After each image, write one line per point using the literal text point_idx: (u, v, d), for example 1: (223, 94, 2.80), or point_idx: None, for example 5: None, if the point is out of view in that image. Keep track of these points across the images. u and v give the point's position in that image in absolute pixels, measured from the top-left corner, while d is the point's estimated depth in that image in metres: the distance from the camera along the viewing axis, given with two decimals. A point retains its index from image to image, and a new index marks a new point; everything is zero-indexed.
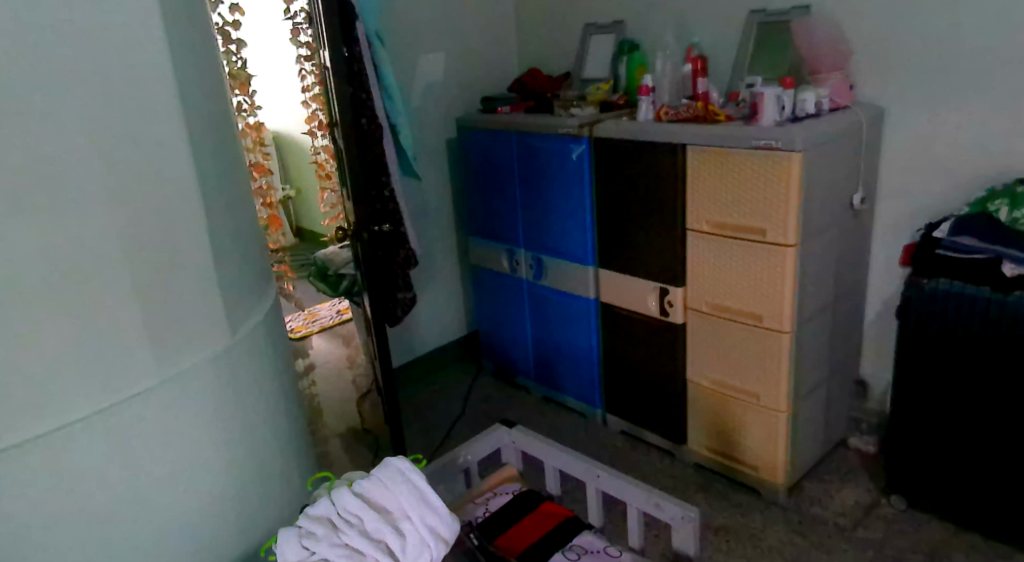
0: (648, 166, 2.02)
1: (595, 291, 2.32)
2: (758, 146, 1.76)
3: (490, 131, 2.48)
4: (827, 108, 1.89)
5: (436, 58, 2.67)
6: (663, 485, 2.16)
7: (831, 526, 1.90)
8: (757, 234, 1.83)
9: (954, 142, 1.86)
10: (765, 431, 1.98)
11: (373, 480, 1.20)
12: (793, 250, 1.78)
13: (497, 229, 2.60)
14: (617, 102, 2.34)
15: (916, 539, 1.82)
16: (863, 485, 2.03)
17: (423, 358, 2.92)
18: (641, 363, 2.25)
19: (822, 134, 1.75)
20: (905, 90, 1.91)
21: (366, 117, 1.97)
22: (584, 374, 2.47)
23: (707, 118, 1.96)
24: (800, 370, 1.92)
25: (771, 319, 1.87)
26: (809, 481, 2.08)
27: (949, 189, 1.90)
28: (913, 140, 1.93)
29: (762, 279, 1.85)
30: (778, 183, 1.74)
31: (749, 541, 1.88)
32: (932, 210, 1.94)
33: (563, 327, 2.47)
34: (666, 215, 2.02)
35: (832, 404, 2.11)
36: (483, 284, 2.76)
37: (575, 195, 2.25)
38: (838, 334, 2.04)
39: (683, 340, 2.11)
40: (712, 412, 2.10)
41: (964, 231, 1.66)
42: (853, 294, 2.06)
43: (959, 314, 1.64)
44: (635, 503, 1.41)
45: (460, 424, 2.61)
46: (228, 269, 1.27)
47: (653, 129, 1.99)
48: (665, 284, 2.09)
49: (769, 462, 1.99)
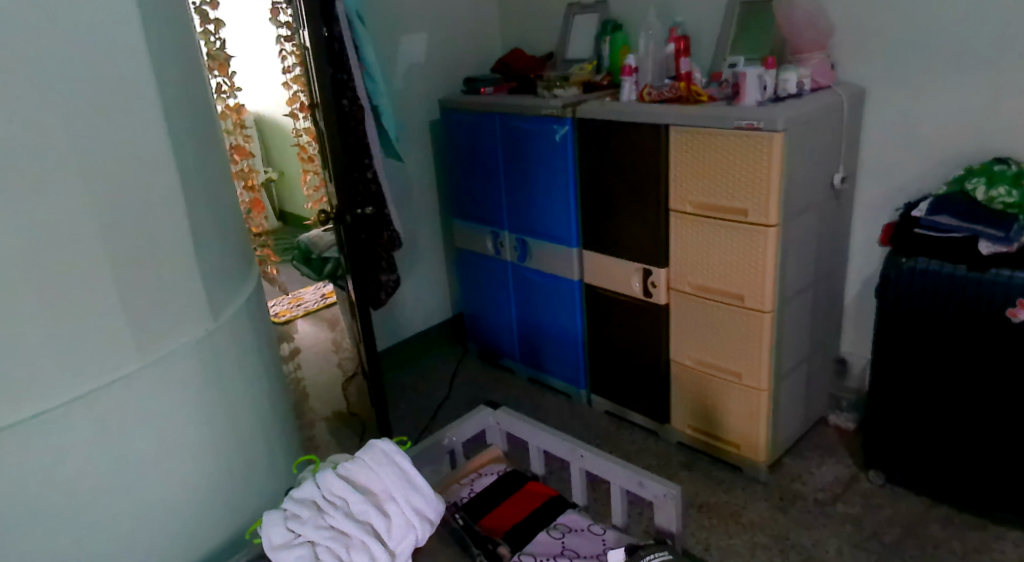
0: (632, 147, 2.02)
1: (580, 273, 2.33)
2: (740, 126, 1.77)
3: (473, 112, 2.46)
4: (808, 88, 1.90)
5: (418, 37, 2.64)
6: (647, 463, 2.19)
7: (811, 501, 1.93)
8: (739, 214, 1.84)
9: (935, 121, 1.87)
10: (747, 409, 2.00)
11: (358, 463, 1.20)
12: (773, 230, 1.79)
13: (481, 211, 2.59)
14: (600, 82, 2.35)
15: (893, 513, 1.86)
16: (842, 461, 2.07)
17: (408, 340, 2.92)
18: (626, 343, 2.26)
19: (804, 114, 1.75)
20: (885, 71, 1.92)
21: (347, 99, 1.95)
22: (568, 355, 2.48)
23: (689, 99, 1.97)
24: (780, 349, 1.94)
25: (753, 299, 1.88)
26: (790, 458, 2.11)
27: (927, 168, 1.92)
28: (892, 120, 1.95)
29: (745, 260, 1.87)
30: (759, 163, 1.75)
31: (730, 518, 1.91)
32: (910, 189, 1.96)
33: (547, 309, 2.48)
34: (650, 196, 2.03)
35: (813, 382, 2.13)
36: (467, 266, 2.76)
37: (558, 177, 2.25)
38: (819, 312, 2.06)
39: (666, 321, 2.13)
40: (695, 391, 2.12)
41: (943, 210, 1.68)
42: (833, 273, 2.08)
43: (936, 292, 1.66)
44: (618, 481, 1.43)
45: (446, 406, 2.62)
46: (209, 253, 1.26)
47: (636, 109, 1.98)
48: (648, 265, 2.10)
49: (750, 440, 2.02)
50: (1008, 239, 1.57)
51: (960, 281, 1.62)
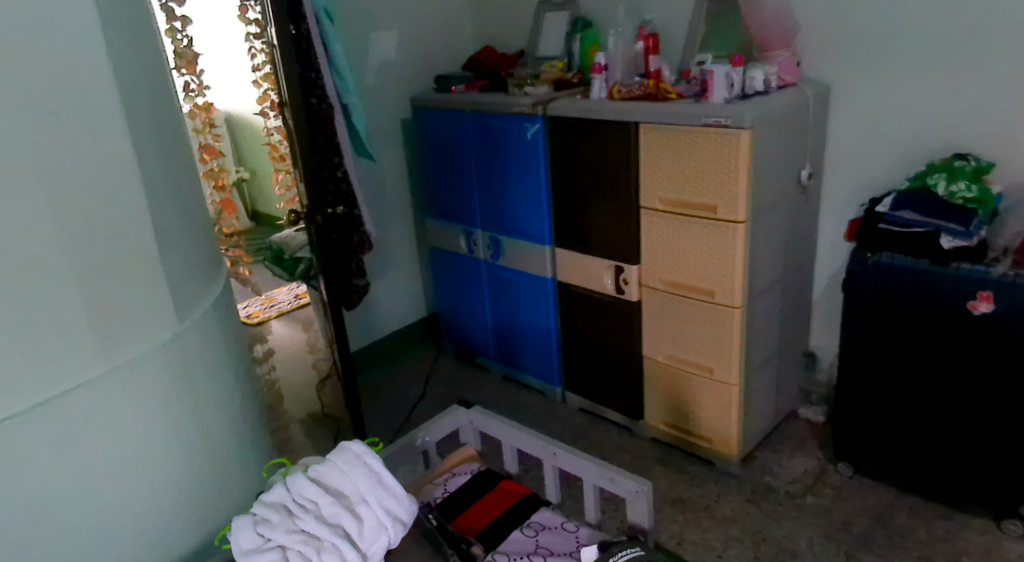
0: (603, 145, 2.03)
1: (553, 271, 2.33)
2: (708, 124, 1.78)
3: (444, 110, 2.46)
4: (775, 86, 1.91)
5: (388, 35, 2.62)
6: (621, 459, 2.20)
7: (782, 494, 1.96)
8: (708, 211, 1.86)
9: (898, 119, 1.90)
10: (719, 404, 2.02)
11: (329, 465, 1.19)
12: (742, 227, 1.81)
13: (453, 209, 2.59)
14: (571, 80, 2.35)
15: (861, 504, 1.89)
16: (812, 454, 2.09)
17: (382, 340, 2.90)
18: (599, 340, 2.27)
19: (771, 112, 1.77)
20: (849, 69, 1.95)
21: (316, 97, 1.94)
22: (543, 353, 2.48)
23: (657, 96, 1.98)
24: (750, 343, 1.96)
25: (723, 295, 1.90)
26: (761, 452, 2.13)
27: (892, 164, 1.94)
28: (856, 117, 1.97)
29: (715, 256, 1.88)
30: (727, 160, 1.77)
31: (704, 512, 1.93)
32: (875, 185, 1.99)
33: (521, 307, 2.48)
34: (621, 194, 2.03)
35: (783, 376, 2.16)
36: (441, 264, 2.75)
37: (531, 175, 2.25)
38: (788, 307, 2.09)
39: (639, 318, 2.14)
40: (668, 387, 2.13)
41: (906, 206, 1.70)
42: (802, 268, 2.10)
43: (901, 286, 1.68)
44: (591, 478, 1.43)
45: (421, 405, 2.61)
46: (174, 255, 1.24)
47: (606, 106, 1.99)
48: (620, 262, 2.11)
49: (722, 434, 2.04)
50: (969, 233, 1.61)
51: (923, 275, 1.64)
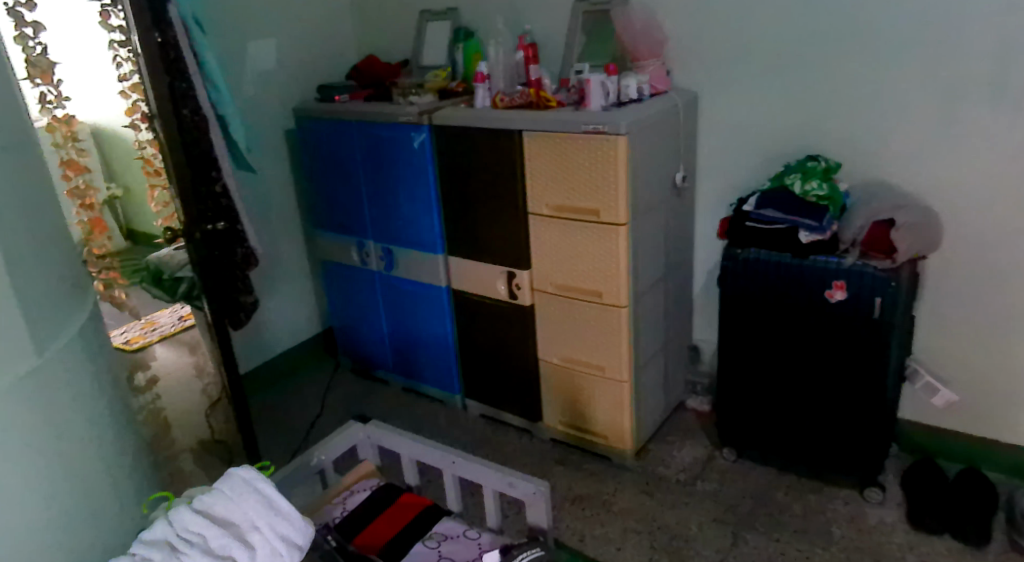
0: (489, 153, 2.06)
1: (446, 279, 2.33)
2: (587, 130, 1.84)
3: (328, 121, 2.41)
4: (648, 94, 2.01)
5: (265, 45, 2.55)
6: (522, 462, 2.23)
7: (673, 482, 2.05)
8: (591, 214, 1.92)
9: (759, 123, 2.03)
10: (612, 401, 2.09)
11: (216, 495, 1.15)
12: (623, 229, 1.88)
13: (342, 222, 2.55)
14: (455, 89, 2.35)
15: (745, 485, 2.00)
16: (700, 442, 2.20)
17: (276, 359, 2.82)
18: (495, 346, 2.29)
19: (644, 118, 1.85)
20: (714, 77, 2.06)
21: (189, 109, 1.85)
22: (441, 362, 2.48)
23: (539, 105, 2.03)
24: (638, 340, 2.04)
25: (610, 295, 1.97)
26: (654, 444, 2.22)
27: (756, 165, 2.07)
28: (723, 122, 2.09)
29: (600, 257, 1.95)
30: (607, 165, 1.83)
31: (602, 506, 1.99)
32: (742, 185, 2.12)
33: (416, 317, 2.47)
34: (509, 200, 2.07)
35: (670, 370, 2.25)
36: (333, 278, 2.70)
37: (419, 185, 2.25)
38: (671, 304, 2.18)
39: (532, 321, 2.18)
40: (564, 388, 2.19)
41: (767, 204, 1.80)
42: (682, 266, 2.21)
43: (769, 279, 1.80)
44: (489, 483, 1.45)
45: (318, 423, 2.55)
46: (29, 284, 1.16)
47: (490, 115, 2.02)
48: (512, 268, 2.14)
49: (617, 430, 2.11)
50: (822, 228, 1.73)
51: (786, 267, 1.77)
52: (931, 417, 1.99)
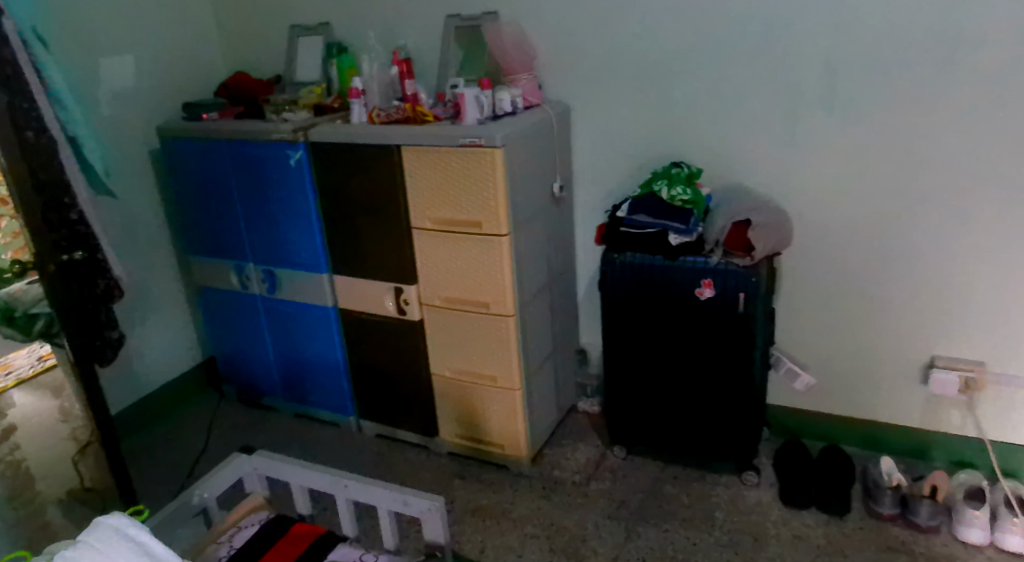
0: (368, 169, 2.03)
1: (333, 298, 2.28)
2: (464, 144, 1.86)
3: (197, 141, 2.31)
4: (521, 107, 2.05)
5: (122, 63, 2.41)
6: (419, 479, 2.21)
7: (569, 484, 2.09)
8: (474, 226, 1.94)
9: (627, 133, 2.12)
10: (505, 410, 2.11)
11: (82, 547, 1.07)
12: (505, 239, 1.91)
13: (218, 245, 2.44)
14: (330, 105, 2.30)
15: (636, 481, 2.07)
16: (592, 442, 2.26)
17: (153, 395, 2.66)
18: (386, 363, 2.26)
19: (519, 130, 1.89)
20: (583, 89, 2.13)
21: (32, 130, 1.71)
22: (332, 384, 2.42)
23: (416, 119, 2.03)
24: (527, 348, 2.07)
25: (497, 305, 1.99)
26: (549, 448, 2.26)
27: (628, 172, 2.16)
28: (595, 132, 2.16)
29: (486, 269, 1.97)
30: (485, 177, 1.86)
31: (501, 515, 2.00)
32: (617, 192, 2.20)
33: (304, 341, 2.40)
34: (392, 216, 2.05)
35: (560, 375, 2.30)
36: (212, 305, 2.58)
37: (299, 204, 2.19)
38: (557, 310, 2.23)
39: (422, 336, 2.17)
40: (458, 400, 2.19)
41: (639, 210, 1.89)
42: (565, 272, 2.27)
43: (645, 280, 1.88)
44: (384, 504, 1.43)
45: (204, 459, 2.43)
46: None
47: (368, 130, 2.00)
48: (399, 284, 2.12)
49: (512, 438, 2.13)
50: (688, 230, 1.84)
51: (659, 269, 1.86)
52: (798, 400, 2.14)
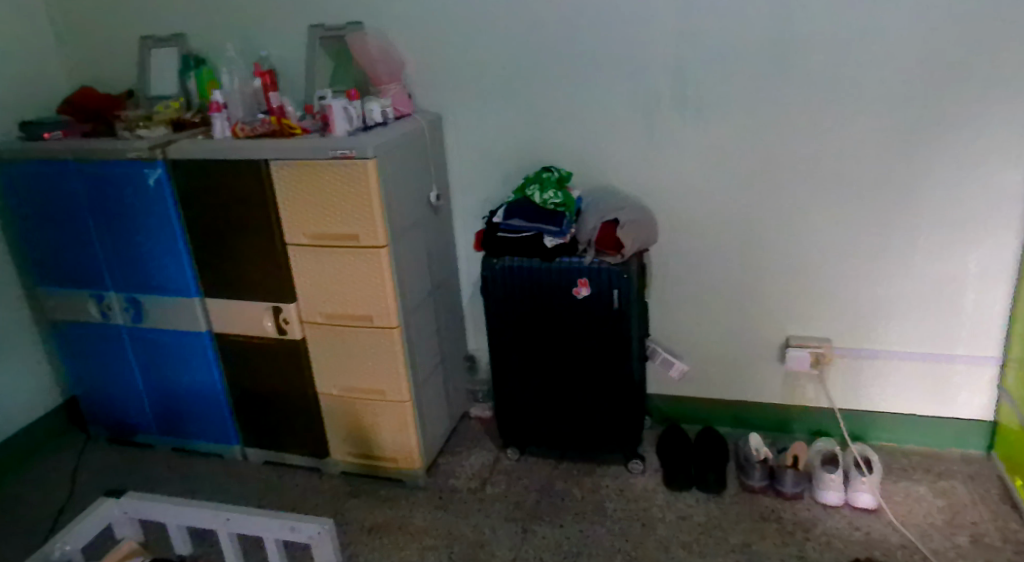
0: (236, 186, 1.95)
1: (206, 322, 2.17)
2: (335, 156, 1.82)
3: (40, 163, 2.14)
4: (392, 117, 2.04)
5: None
6: (312, 502, 2.14)
7: (465, 491, 2.09)
8: (351, 239, 1.90)
9: (499, 140, 2.15)
10: (396, 423, 2.08)
11: None
12: (384, 250, 1.89)
13: (73, 275, 2.27)
14: (189, 119, 2.20)
15: (530, 480, 2.10)
16: (486, 447, 2.27)
17: (7, 443, 2.43)
18: (268, 386, 2.18)
19: (391, 141, 1.88)
20: (453, 97, 2.14)
21: None
22: (211, 413, 2.31)
23: (283, 132, 1.98)
24: (414, 359, 2.06)
25: (380, 317, 1.97)
26: (443, 457, 2.25)
27: (503, 178, 2.19)
28: (468, 140, 2.18)
29: (366, 282, 1.94)
30: (359, 188, 1.83)
31: (398, 530, 1.98)
32: (494, 198, 2.23)
33: (178, 370, 2.27)
34: (265, 234, 1.98)
35: (450, 383, 2.30)
36: (70, 339, 2.39)
37: (162, 225, 2.07)
38: (442, 319, 2.23)
39: (305, 355, 2.11)
40: (347, 418, 2.14)
41: (514, 215, 1.92)
42: (448, 280, 2.27)
43: (525, 283, 1.92)
44: (271, 534, 1.38)
45: (71, 507, 2.25)
46: None
47: (233, 146, 1.92)
48: (277, 303, 2.05)
49: (405, 451, 2.11)
50: (563, 232, 1.88)
51: (536, 271, 1.90)
52: (677, 387, 2.24)
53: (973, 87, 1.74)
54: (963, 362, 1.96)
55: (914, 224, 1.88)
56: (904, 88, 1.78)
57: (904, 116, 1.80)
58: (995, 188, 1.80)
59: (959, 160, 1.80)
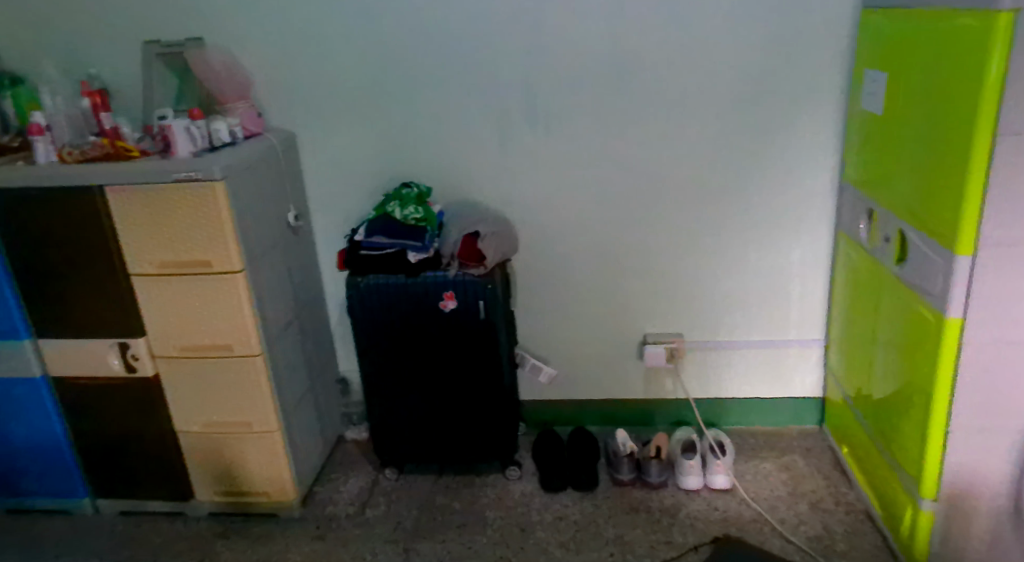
0: (68, 216, 1.80)
1: (41, 366, 1.98)
2: (179, 179, 1.73)
3: None
4: (242, 136, 1.96)
5: None
6: (177, 549, 2.01)
7: (344, 518, 2.04)
8: (203, 266, 1.81)
9: (357, 156, 2.12)
10: (265, 454, 1.99)
11: None
12: (241, 275, 1.81)
13: None
14: (7, 143, 2.00)
15: (411, 499, 2.08)
16: (364, 470, 2.22)
17: None
18: (120, 430, 2.02)
19: (241, 161, 1.80)
20: (305, 114, 2.09)
21: None
22: (53, 465, 2.10)
23: (118, 156, 1.84)
24: (281, 386, 1.98)
25: (241, 346, 1.88)
26: (319, 485, 2.18)
27: (363, 195, 2.16)
28: (324, 157, 2.13)
29: (223, 310, 1.85)
30: (209, 212, 1.74)
31: None
32: (355, 216, 2.19)
33: (10, 421, 2.05)
34: (105, 266, 1.84)
35: (321, 408, 2.23)
36: None
37: None
38: (309, 342, 2.16)
39: (160, 392, 1.97)
40: (210, 455, 2.02)
41: (376, 231, 1.90)
42: (313, 302, 2.20)
43: (393, 300, 1.90)
44: None
45: None
46: None
47: (61, 172, 1.77)
48: (124, 338, 1.91)
49: (276, 483, 2.02)
50: (426, 246, 1.89)
51: (401, 287, 1.89)
52: (548, 391, 2.30)
53: (787, 96, 1.91)
54: (796, 345, 2.15)
55: (749, 223, 2.04)
56: (733, 99, 1.93)
57: (736, 124, 1.95)
58: (810, 186, 1.99)
59: (783, 163, 1.98)
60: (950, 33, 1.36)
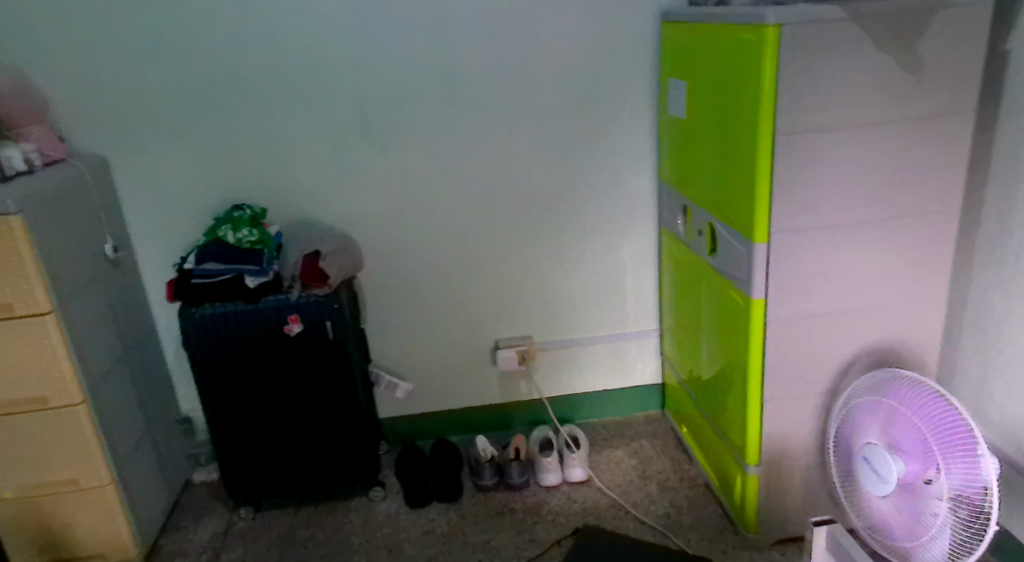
0: None
1: None
2: None
3: None
4: (40, 164, 1.75)
5: None
6: None
7: None
8: (4, 311, 1.61)
9: (180, 179, 1.98)
10: (97, 512, 1.80)
11: None
12: (51, 317, 1.63)
13: None
14: None
15: (270, 536, 1.97)
16: (216, 513, 2.07)
17: None
18: None
19: (42, 191, 1.62)
20: (116, 137, 1.92)
21: None
22: None
23: None
24: (110, 434, 1.80)
25: (58, 395, 1.69)
26: (166, 536, 2.00)
27: (190, 220, 2.02)
28: (142, 182, 1.97)
29: (32, 357, 1.65)
30: (5, 250, 1.55)
31: None
32: (183, 243, 2.04)
33: None
34: None
35: (161, 452, 2.06)
36: None
37: None
38: (140, 383, 1.99)
39: None
40: (30, 522, 1.80)
41: (207, 257, 1.79)
42: (141, 339, 2.03)
43: (233, 328, 1.80)
44: None
45: None
46: None
47: None
48: None
49: (113, 541, 1.84)
50: (263, 270, 1.80)
51: (241, 314, 1.79)
52: (406, 406, 2.26)
53: (609, 103, 2.03)
54: (634, 336, 2.28)
55: (585, 224, 2.14)
56: (560, 107, 2.01)
57: (565, 131, 2.04)
58: (635, 187, 2.12)
59: (611, 166, 2.09)
60: (733, 41, 1.50)
